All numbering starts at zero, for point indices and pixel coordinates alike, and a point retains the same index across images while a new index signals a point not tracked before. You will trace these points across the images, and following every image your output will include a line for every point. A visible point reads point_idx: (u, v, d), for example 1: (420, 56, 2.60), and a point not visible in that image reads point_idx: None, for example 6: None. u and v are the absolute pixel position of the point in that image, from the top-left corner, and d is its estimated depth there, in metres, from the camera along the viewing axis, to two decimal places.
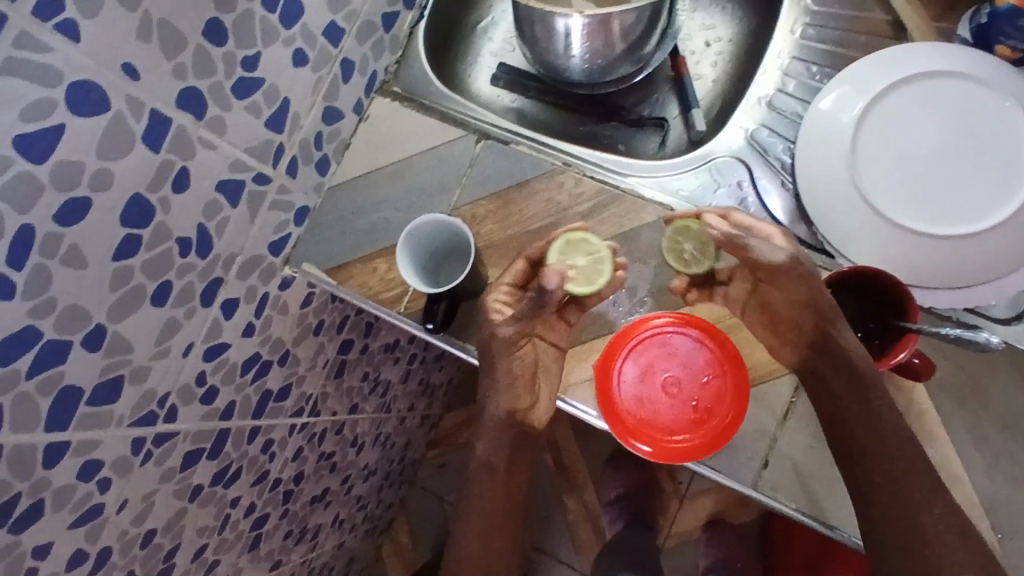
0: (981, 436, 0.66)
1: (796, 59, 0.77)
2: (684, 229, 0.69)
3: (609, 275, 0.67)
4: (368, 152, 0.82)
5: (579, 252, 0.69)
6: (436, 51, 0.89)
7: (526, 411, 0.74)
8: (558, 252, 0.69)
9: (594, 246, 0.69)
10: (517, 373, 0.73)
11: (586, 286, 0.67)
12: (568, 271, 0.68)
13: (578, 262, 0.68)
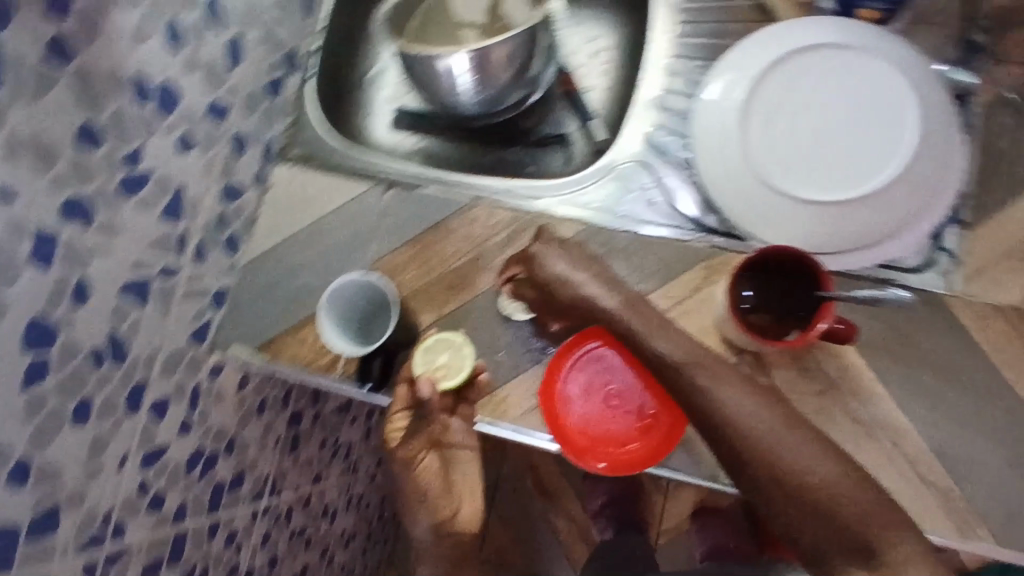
0: (918, 384, 0.68)
1: (678, 57, 0.78)
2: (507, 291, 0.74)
3: (469, 365, 0.70)
4: (276, 219, 0.81)
5: (444, 349, 0.71)
6: (330, 106, 0.88)
7: (451, 519, 0.85)
8: (421, 361, 0.71)
9: (454, 343, 0.71)
10: (428, 488, 0.82)
11: (455, 378, 0.69)
12: (435, 374, 0.70)
13: (442, 358, 0.71)
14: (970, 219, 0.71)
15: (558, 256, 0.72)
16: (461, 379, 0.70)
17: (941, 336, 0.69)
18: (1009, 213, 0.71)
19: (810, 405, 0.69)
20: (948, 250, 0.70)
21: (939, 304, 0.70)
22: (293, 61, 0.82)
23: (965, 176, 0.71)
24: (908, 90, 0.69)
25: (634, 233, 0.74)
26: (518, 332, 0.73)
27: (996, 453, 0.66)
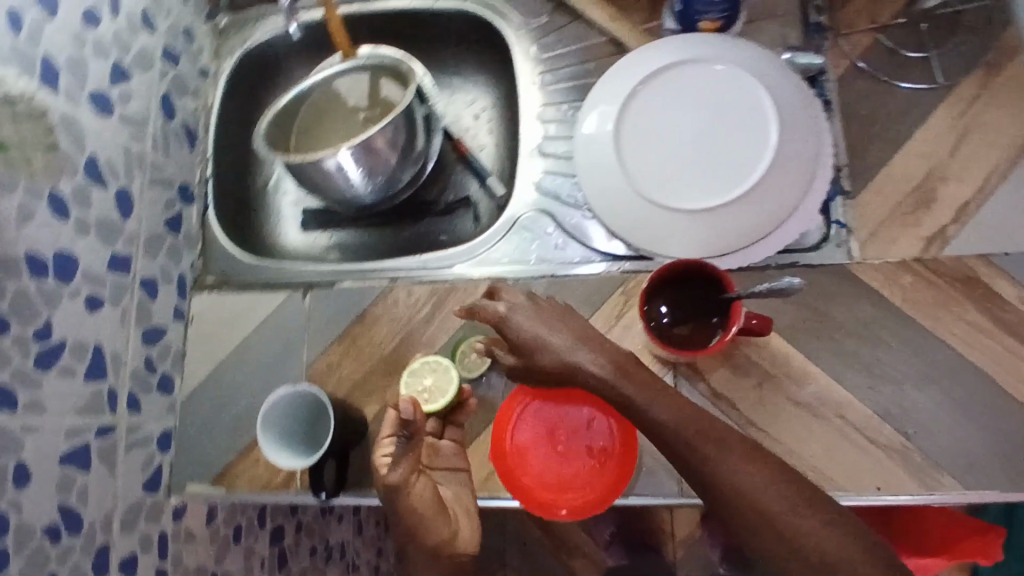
0: (846, 354, 0.70)
1: (549, 104, 0.82)
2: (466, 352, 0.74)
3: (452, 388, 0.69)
4: (205, 348, 0.81)
5: (426, 374, 0.71)
6: (236, 226, 0.90)
7: (450, 545, 0.68)
8: (408, 384, 0.72)
9: (441, 367, 0.71)
10: (423, 514, 0.67)
11: (441, 398, 0.69)
12: (421, 395, 0.70)
13: (427, 381, 0.71)
14: (851, 189, 0.74)
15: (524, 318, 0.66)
16: (443, 404, 0.69)
17: (854, 305, 0.71)
18: (887, 172, 0.74)
19: (750, 400, 0.70)
20: (838, 222, 0.73)
21: (845, 275, 0.72)
22: (187, 193, 0.84)
23: (836, 149, 0.74)
24: (764, 83, 0.72)
25: (550, 277, 0.76)
26: None
27: (937, 401, 0.68)
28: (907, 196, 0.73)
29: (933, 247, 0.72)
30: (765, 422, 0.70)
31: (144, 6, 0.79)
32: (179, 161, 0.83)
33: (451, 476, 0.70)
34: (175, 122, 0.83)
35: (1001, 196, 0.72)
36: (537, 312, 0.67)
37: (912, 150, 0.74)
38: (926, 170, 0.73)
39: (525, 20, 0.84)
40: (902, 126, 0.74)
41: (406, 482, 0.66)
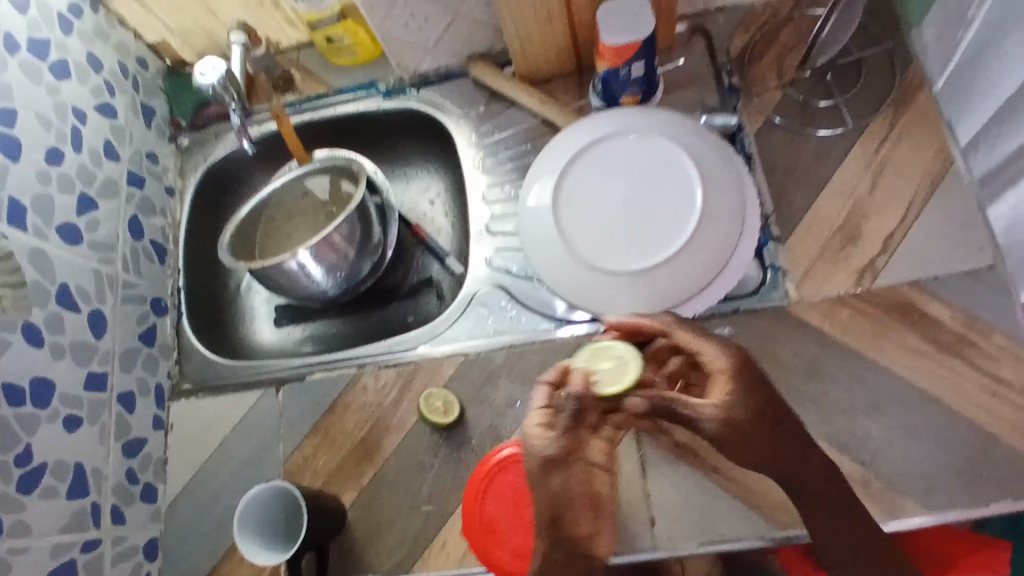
0: (797, 391, 0.73)
1: (493, 185, 0.87)
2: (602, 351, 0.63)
3: (637, 375, 0.59)
4: (187, 451, 0.84)
5: (603, 357, 0.62)
6: (210, 331, 0.93)
7: (592, 544, 0.63)
8: (584, 356, 0.63)
9: (619, 350, 0.62)
10: (570, 493, 0.62)
11: (614, 386, 0.60)
12: (591, 376, 0.61)
13: (603, 366, 0.62)
14: (781, 234, 0.78)
15: (726, 379, 0.63)
16: (625, 388, 0.59)
17: (797, 342, 0.74)
18: (812, 214, 0.78)
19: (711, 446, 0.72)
20: (773, 267, 0.77)
21: (783, 315, 0.75)
22: (160, 305, 0.89)
23: (761, 198, 0.78)
24: (683, 147, 0.77)
25: (508, 348, 0.79)
26: (437, 477, 0.75)
27: (888, 428, 0.70)
28: (834, 233, 0.77)
29: (865, 279, 0.75)
30: (728, 466, 0.71)
31: (106, 138, 0.85)
32: (150, 276, 0.88)
33: (597, 472, 0.64)
34: (145, 241, 0.89)
35: (921, 225, 0.76)
36: (749, 390, 0.63)
37: (833, 190, 0.78)
38: (848, 209, 0.77)
39: (464, 110, 0.90)
40: (821, 168, 0.79)
41: (572, 467, 0.63)
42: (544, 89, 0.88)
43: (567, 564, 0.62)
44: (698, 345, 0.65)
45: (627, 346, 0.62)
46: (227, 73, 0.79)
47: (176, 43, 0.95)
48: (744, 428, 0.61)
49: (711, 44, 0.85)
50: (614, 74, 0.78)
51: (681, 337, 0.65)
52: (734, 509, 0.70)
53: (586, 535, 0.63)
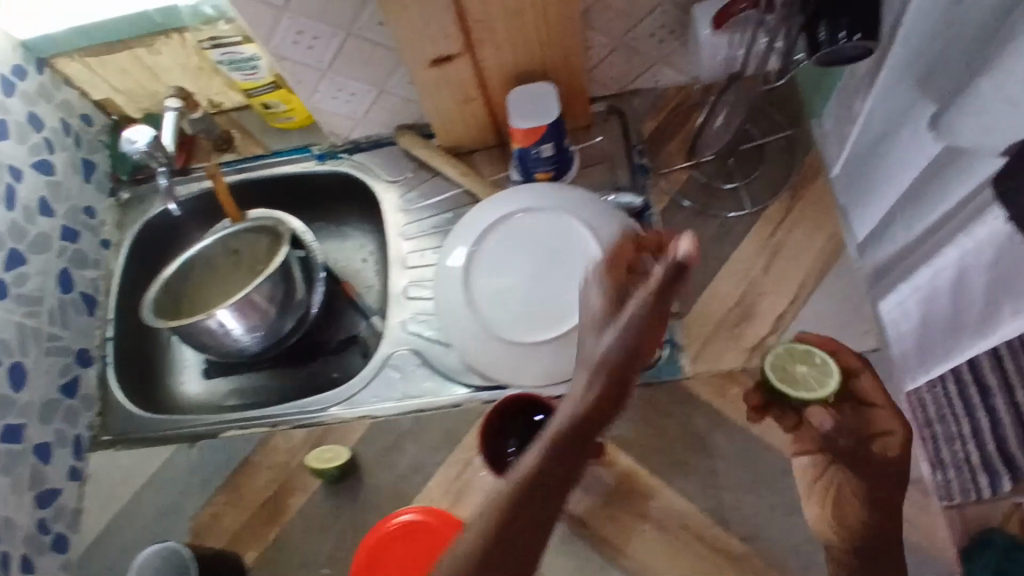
0: (686, 465, 0.76)
1: (415, 250, 0.91)
2: (803, 354, 0.70)
3: (835, 387, 0.67)
4: (101, 504, 0.85)
5: (799, 361, 0.70)
6: (136, 382, 0.95)
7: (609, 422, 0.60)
8: (781, 355, 0.70)
9: (817, 358, 0.70)
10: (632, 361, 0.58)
11: (808, 394, 0.67)
12: (796, 375, 0.68)
13: (802, 370, 0.69)
14: (680, 310, 0.82)
15: (898, 441, 0.71)
16: (820, 396, 0.67)
17: (689, 417, 0.78)
18: (710, 292, 0.82)
19: (602, 518, 0.75)
20: (670, 341, 0.80)
21: (677, 390, 0.79)
22: (85, 356, 0.91)
23: None
24: (588, 224, 0.81)
25: (416, 412, 0.82)
26: (339, 538, 0.77)
27: (770, 504, 0.73)
28: (728, 312, 0.81)
29: (756, 356, 0.79)
30: (618, 538, 0.74)
31: (42, 195, 0.89)
32: (77, 327, 0.91)
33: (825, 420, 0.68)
34: (74, 293, 0.91)
35: (811, 307, 0.79)
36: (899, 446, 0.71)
37: (730, 270, 0.82)
38: (743, 289, 0.81)
39: (393, 176, 0.94)
40: (720, 248, 0.83)
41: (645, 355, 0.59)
42: (465, 160, 0.92)
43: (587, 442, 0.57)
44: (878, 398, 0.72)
45: (825, 355, 0.70)
46: (155, 137, 0.84)
47: (122, 101, 0.99)
48: (890, 480, 0.71)
49: (625, 125, 0.90)
50: (527, 153, 0.82)
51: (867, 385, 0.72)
52: None
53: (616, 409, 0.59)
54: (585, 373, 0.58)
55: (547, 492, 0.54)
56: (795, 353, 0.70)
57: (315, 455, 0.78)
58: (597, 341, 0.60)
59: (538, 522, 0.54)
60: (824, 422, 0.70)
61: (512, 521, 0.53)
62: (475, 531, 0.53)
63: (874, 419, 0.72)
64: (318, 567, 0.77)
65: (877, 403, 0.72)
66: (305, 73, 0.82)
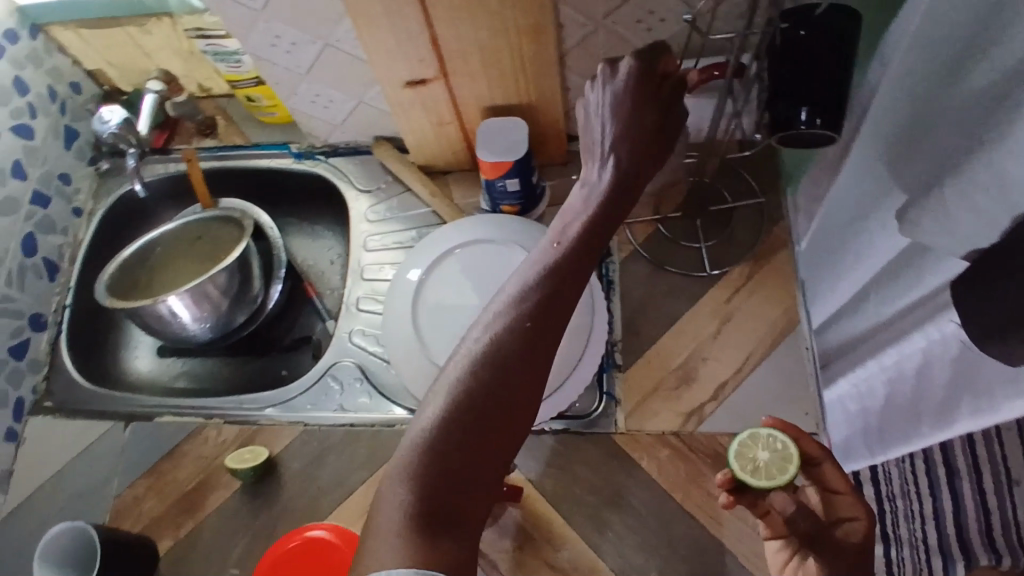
0: (601, 521, 0.75)
1: (375, 262, 0.91)
2: (765, 439, 0.67)
3: (792, 475, 0.63)
4: (29, 471, 0.86)
5: (762, 446, 0.67)
6: (87, 353, 0.95)
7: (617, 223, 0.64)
8: (742, 442, 0.68)
9: (778, 439, 0.66)
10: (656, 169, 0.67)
11: (765, 481, 0.64)
12: (753, 463, 0.66)
13: (762, 454, 0.67)
14: (622, 363, 0.82)
15: (861, 528, 0.64)
16: (778, 484, 0.64)
17: (612, 473, 0.77)
18: (656, 349, 0.82)
19: (511, 562, 0.74)
20: (609, 393, 0.80)
21: (607, 443, 0.78)
22: (38, 321, 0.92)
23: (610, 325, 0.83)
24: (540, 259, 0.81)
25: (347, 426, 0.82)
26: (251, 542, 0.77)
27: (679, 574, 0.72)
28: (669, 373, 0.80)
29: (690, 421, 0.78)
30: None
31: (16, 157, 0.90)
32: (34, 291, 0.92)
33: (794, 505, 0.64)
34: (36, 258, 0.93)
35: (751, 381, 0.79)
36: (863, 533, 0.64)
37: (678, 330, 0.82)
38: (688, 351, 0.81)
39: (366, 185, 0.94)
40: (673, 307, 0.83)
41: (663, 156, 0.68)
42: (435, 180, 0.93)
43: (543, 299, 0.57)
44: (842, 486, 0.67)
45: (788, 440, 0.66)
46: (128, 118, 0.94)
47: (114, 74, 1.00)
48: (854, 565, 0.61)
49: None
50: (492, 185, 0.83)
51: (830, 472, 0.68)
52: None
53: (590, 254, 0.61)
54: (552, 256, 0.60)
55: (522, 357, 0.55)
56: (755, 438, 0.68)
57: (237, 453, 0.79)
58: (643, 158, 0.65)
59: (511, 395, 0.54)
60: (788, 504, 0.64)
61: (483, 399, 0.54)
62: (448, 401, 0.54)
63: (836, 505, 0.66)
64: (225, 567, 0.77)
65: (841, 490, 0.67)
66: (283, 74, 0.82)
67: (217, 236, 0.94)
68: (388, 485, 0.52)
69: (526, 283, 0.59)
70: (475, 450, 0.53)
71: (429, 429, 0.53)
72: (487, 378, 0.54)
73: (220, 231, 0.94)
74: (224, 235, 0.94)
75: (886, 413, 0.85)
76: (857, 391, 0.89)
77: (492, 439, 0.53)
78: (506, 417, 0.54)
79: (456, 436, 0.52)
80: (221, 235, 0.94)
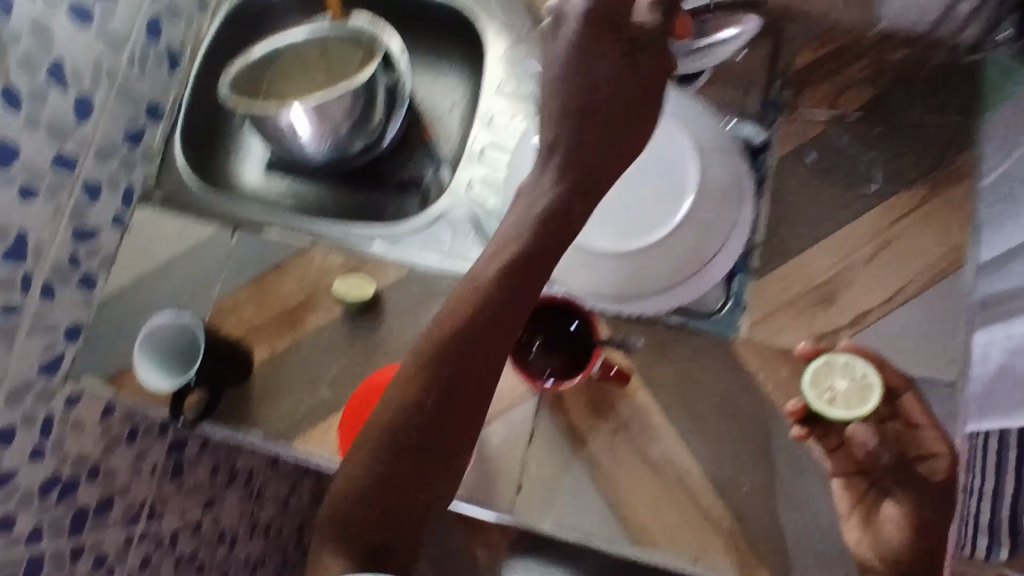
0: (702, 421, 0.72)
1: (506, 111, 0.84)
2: (839, 370, 0.66)
3: (875, 404, 0.63)
4: (133, 258, 0.87)
5: (839, 375, 0.66)
6: (200, 155, 0.94)
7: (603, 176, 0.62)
8: (813, 373, 0.67)
9: (856, 369, 0.65)
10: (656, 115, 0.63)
11: (844, 412, 0.64)
12: (829, 396, 0.65)
13: (840, 384, 0.66)
14: (759, 269, 0.75)
15: (946, 465, 0.64)
16: (857, 413, 0.64)
17: (724, 379, 0.73)
18: (800, 260, 0.75)
19: (602, 441, 0.72)
20: (735, 296, 0.75)
21: (725, 348, 0.73)
22: (155, 111, 0.90)
23: (754, 226, 0.76)
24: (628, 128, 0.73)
25: (457, 275, 0.79)
26: (344, 367, 0.78)
27: (772, 494, 0.69)
28: (809, 290, 0.74)
29: (821, 344, 0.72)
30: (609, 465, 0.72)
31: None
32: (154, 79, 0.89)
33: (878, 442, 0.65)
34: (160, 44, 0.89)
35: (896, 316, 0.72)
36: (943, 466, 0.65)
37: (828, 246, 0.75)
38: (832, 270, 0.74)
39: (510, 25, 0.86)
40: (826, 220, 0.76)
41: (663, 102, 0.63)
42: None
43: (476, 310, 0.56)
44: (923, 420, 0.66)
45: (868, 367, 0.65)
46: None
47: None
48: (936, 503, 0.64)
49: (775, 52, 0.81)
50: None
51: (911, 406, 0.67)
52: (597, 504, 0.71)
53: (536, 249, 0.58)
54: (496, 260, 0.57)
55: (456, 376, 0.56)
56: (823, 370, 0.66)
57: (346, 282, 0.78)
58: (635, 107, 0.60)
59: (443, 418, 0.55)
60: (870, 438, 0.64)
61: (416, 429, 0.55)
62: (378, 435, 0.55)
63: (917, 441, 0.66)
64: (317, 385, 0.78)
65: (922, 423, 0.66)
66: None
67: (344, 59, 0.90)
68: (322, 534, 0.54)
69: (460, 297, 0.57)
70: (403, 471, 0.54)
71: (357, 477, 0.55)
72: (418, 406, 0.55)
73: (347, 54, 0.89)
74: (350, 57, 0.89)
75: (997, 381, 0.64)
76: (979, 354, 0.69)
77: (427, 462, 0.55)
78: (432, 436, 0.55)
79: (383, 464, 0.54)
80: (348, 59, 0.89)
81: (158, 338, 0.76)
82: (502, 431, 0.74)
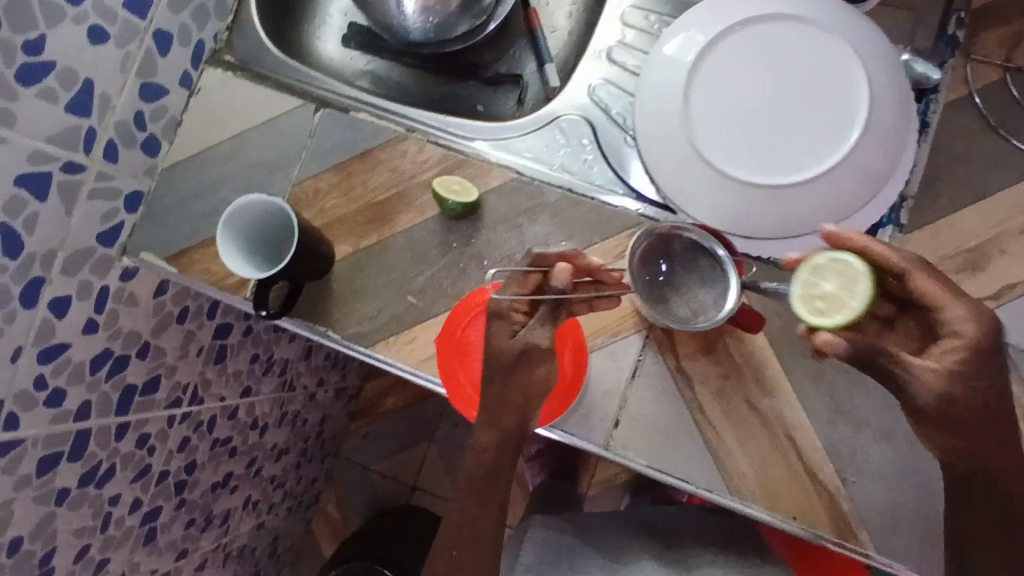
0: (821, 379, 0.67)
1: (638, 7, 0.74)
2: (821, 270, 0.54)
3: (864, 302, 0.51)
4: (200, 126, 0.79)
5: (823, 276, 0.54)
6: (277, 18, 0.84)
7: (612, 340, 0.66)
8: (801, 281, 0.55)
9: (844, 267, 0.54)
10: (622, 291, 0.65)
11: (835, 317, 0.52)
12: (812, 301, 0.53)
13: (827, 286, 0.54)
14: (905, 224, 0.68)
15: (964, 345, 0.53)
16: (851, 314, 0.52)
17: None
18: (950, 221, 0.68)
19: (710, 387, 0.68)
20: None
21: None
22: None
23: (911, 175, 0.68)
24: (707, 127, 0.65)
25: (566, 189, 0.71)
26: (433, 276, 0.71)
27: (885, 462, 0.66)
28: (957, 253, 0.67)
29: None
30: (717, 412, 0.67)
31: None
32: None
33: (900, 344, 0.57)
34: None
35: None
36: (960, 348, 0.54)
37: (984, 208, 0.68)
38: (985, 235, 0.68)
39: None
40: (982, 179, 0.69)
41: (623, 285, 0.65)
42: None
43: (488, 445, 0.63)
44: (942, 297, 0.54)
45: (853, 258, 0.54)
46: None
47: None
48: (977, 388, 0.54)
49: None
50: None
51: (921, 283, 0.55)
52: (699, 451, 0.67)
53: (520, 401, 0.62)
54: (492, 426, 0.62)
55: (473, 518, 0.63)
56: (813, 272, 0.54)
57: (446, 183, 0.71)
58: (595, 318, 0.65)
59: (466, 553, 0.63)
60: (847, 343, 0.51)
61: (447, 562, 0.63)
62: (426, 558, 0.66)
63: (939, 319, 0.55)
64: (406, 293, 0.71)
65: (937, 300, 0.54)
66: None
67: None
68: None
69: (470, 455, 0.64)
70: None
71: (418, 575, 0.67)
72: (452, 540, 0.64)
73: None
74: None
75: None
76: None
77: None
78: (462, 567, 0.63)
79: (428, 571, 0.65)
80: None
81: (245, 219, 0.68)
82: (603, 366, 0.69)
